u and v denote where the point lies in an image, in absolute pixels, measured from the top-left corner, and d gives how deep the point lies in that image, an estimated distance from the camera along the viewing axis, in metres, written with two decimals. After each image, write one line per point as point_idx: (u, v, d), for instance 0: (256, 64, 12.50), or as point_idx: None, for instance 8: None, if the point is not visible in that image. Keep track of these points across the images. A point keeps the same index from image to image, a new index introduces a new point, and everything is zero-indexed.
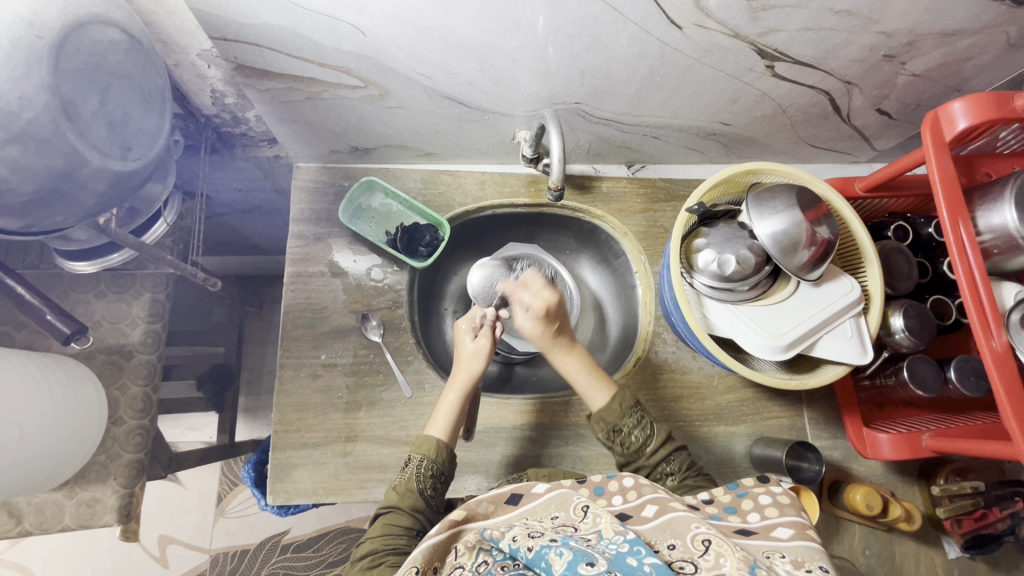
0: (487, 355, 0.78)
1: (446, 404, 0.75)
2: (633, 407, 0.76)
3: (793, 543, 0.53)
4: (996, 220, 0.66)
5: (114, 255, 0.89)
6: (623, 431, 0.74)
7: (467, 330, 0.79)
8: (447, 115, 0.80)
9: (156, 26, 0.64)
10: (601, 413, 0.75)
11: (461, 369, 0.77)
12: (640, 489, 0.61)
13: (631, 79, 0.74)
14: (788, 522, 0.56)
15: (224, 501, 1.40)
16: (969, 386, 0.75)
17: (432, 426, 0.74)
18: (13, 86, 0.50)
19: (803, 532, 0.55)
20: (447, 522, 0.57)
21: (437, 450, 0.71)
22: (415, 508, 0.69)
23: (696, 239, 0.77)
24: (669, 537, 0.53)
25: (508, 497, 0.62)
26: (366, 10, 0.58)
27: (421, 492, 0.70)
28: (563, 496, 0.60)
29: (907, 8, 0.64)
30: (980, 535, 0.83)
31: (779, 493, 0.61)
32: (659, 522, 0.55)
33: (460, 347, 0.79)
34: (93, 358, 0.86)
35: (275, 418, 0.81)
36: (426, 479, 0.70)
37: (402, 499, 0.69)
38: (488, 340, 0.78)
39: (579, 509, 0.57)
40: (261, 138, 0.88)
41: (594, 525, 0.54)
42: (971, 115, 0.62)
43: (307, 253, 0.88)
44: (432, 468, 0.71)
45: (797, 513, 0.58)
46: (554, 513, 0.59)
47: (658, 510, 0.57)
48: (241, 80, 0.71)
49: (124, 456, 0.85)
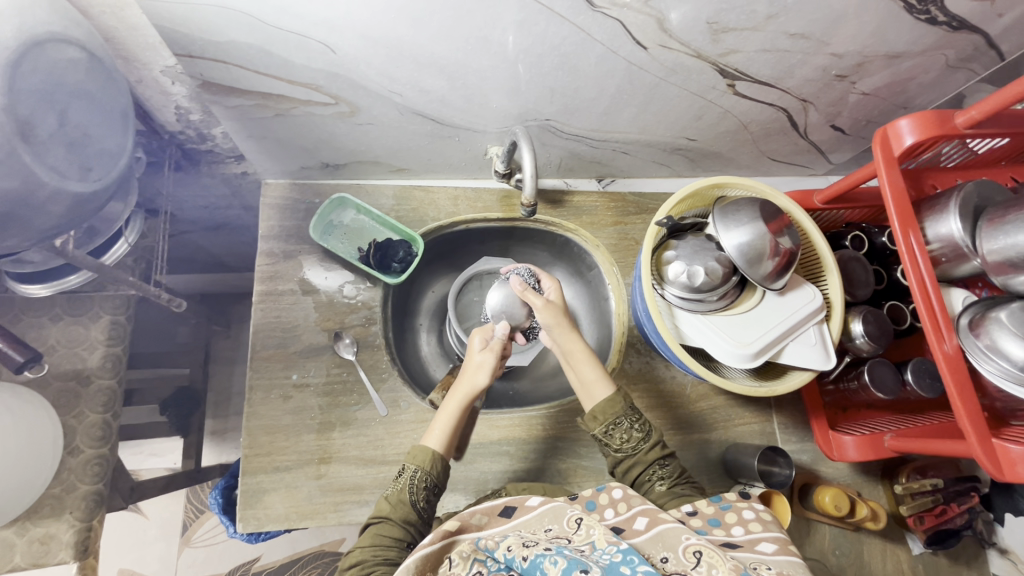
0: (493, 369, 0.76)
1: (446, 413, 0.74)
2: (631, 407, 0.75)
3: (778, 557, 0.54)
4: (943, 230, 0.69)
5: (72, 276, 0.81)
6: (620, 426, 0.74)
7: (477, 340, 0.79)
8: (419, 131, 0.80)
9: (116, 42, 0.62)
10: (594, 410, 0.75)
11: (463, 379, 0.76)
12: (629, 500, 0.62)
13: (600, 97, 0.76)
14: (772, 538, 0.57)
15: (189, 530, 1.34)
16: (925, 388, 0.79)
17: (428, 436, 0.73)
18: None
19: (786, 547, 0.56)
20: (441, 532, 0.57)
21: (432, 462, 0.70)
22: (406, 519, 0.67)
23: (666, 251, 0.79)
24: (662, 550, 0.54)
25: (502, 510, 0.62)
26: (336, 28, 0.58)
27: (413, 504, 0.68)
28: (557, 508, 0.60)
29: (855, 32, 0.68)
30: (940, 531, 0.87)
31: (762, 510, 0.62)
32: (652, 534, 0.57)
33: (468, 357, 0.78)
34: (47, 386, 0.82)
35: (245, 442, 0.79)
36: (419, 491, 0.69)
37: (393, 510, 0.67)
38: (494, 357, 0.77)
39: (572, 522, 0.58)
40: (228, 155, 0.86)
41: (588, 536, 0.55)
42: (916, 132, 0.65)
43: (277, 270, 0.86)
44: (426, 480, 0.69)
45: (780, 529, 0.60)
46: (548, 525, 0.59)
47: (649, 522, 0.58)
48: (207, 97, 0.70)
49: (81, 487, 0.81)
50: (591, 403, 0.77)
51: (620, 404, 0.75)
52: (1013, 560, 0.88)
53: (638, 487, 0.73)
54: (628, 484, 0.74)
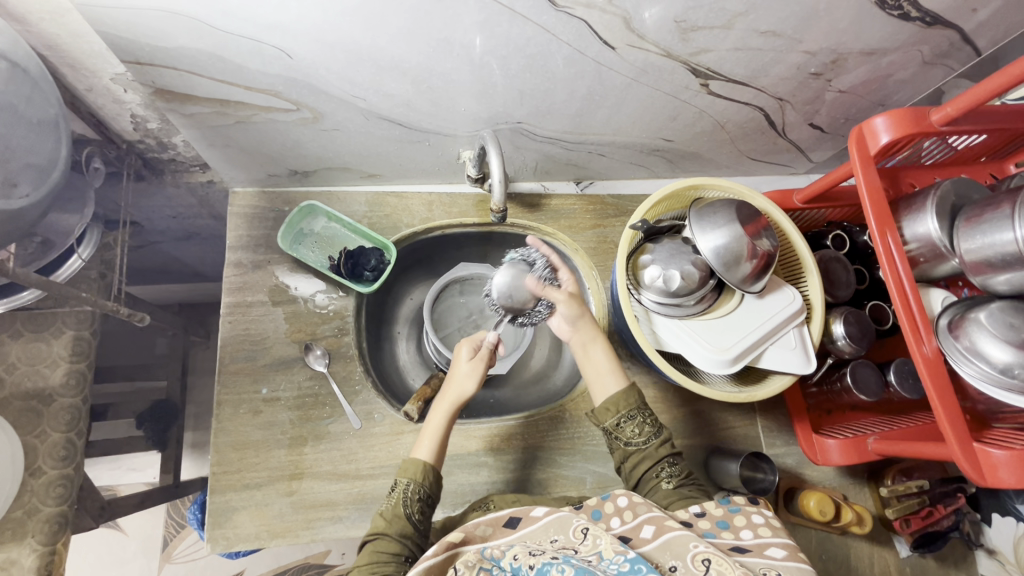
0: (480, 378, 0.75)
1: (433, 424, 0.73)
2: (644, 404, 0.75)
3: (786, 563, 0.52)
4: (920, 229, 0.68)
5: (25, 293, 0.77)
6: (633, 420, 0.73)
7: (463, 349, 0.77)
8: (388, 136, 0.78)
9: (61, 50, 0.59)
10: (607, 402, 0.74)
11: (450, 386, 0.75)
12: (635, 508, 0.60)
13: (571, 98, 0.74)
14: (781, 543, 0.55)
15: (169, 547, 1.32)
16: (908, 388, 0.78)
17: (418, 447, 0.71)
18: None
19: (795, 554, 0.54)
20: (445, 543, 0.56)
21: (425, 473, 0.69)
22: (404, 534, 0.65)
23: (642, 255, 0.77)
24: (670, 558, 0.53)
25: (506, 521, 0.60)
26: (289, 32, 0.56)
27: (409, 517, 0.66)
28: (562, 519, 0.59)
29: (828, 29, 0.67)
30: (927, 533, 0.85)
31: (771, 516, 0.60)
32: (659, 542, 0.55)
33: (455, 365, 0.77)
34: (7, 406, 0.79)
35: (213, 459, 0.76)
36: (413, 503, 0.67)
37: (391, 525, 0.65)
38: (483, 364, 0.76)
39: (579, 531, 0.56)
40: (192, 163, 0.84)
41: (594, 546, 0.53)
42: (892, 129, 0.64)
43: (245, 281, 0.84)
44: (420, 491, 0.68)
45: (790, 537, 0.57)
46: (554, 536, 0.57)
47: (656, 530, 0.56)
48: (163, 106, 0.67)
49: (44, 510, 0.78)
50: (604, 395, 0.76)
51: (636, 398, 0.74)
52: (1000, 560, 0.87)
53: (643, 485, 0.71)
54: (633, 482, 0.71)
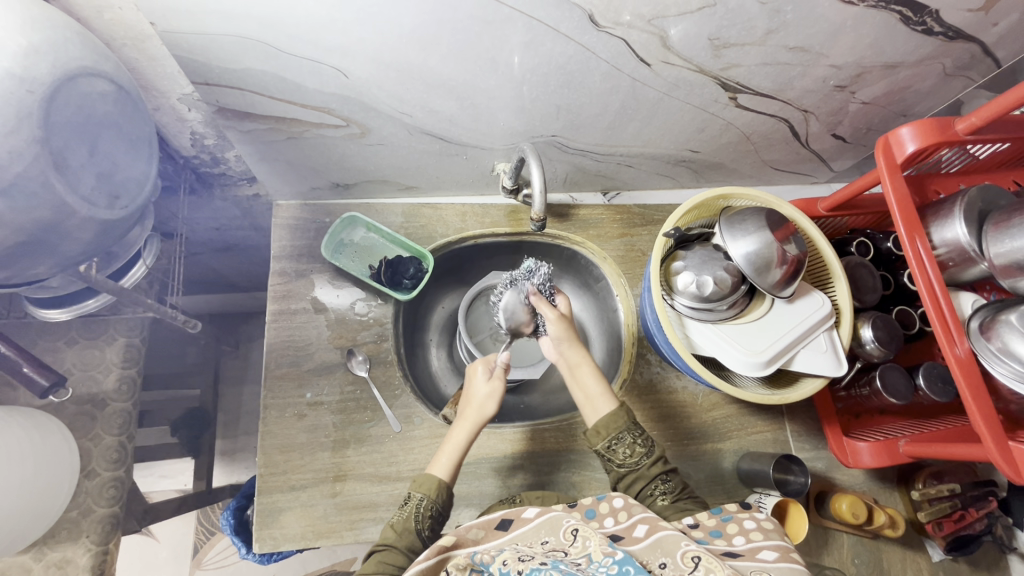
0: (500, 398, 0.77)
1: (453, 442, 0.74)
2: (634, 423, 0.75)
3: (778, 565, 0.54)
4: (949, 234, 0.70)
5: (90, 301, 0.82)
6: (623, 442, 0.73)
7: (478, 369, 0.80)
8: (427, 149, 0.82)
9: (138, 73, 0.65)
10: (598, 425, 0.74)
11: (470, 407, 0.77)
12: (629, 508, 0.61)
13: (604, 113, 0.78)
14: (772, 545, 0.57)
15: (201, 553, 1.33)
16: (937, 392, 0.79)
17: (435, 465, 0.73)
18: (3, 141, 0.50)
19: (786, 555, 0.56)
20: (436, 548, 0.57)
21: (439, 489, 0.71)
22: (411, 548, 0.67)
23: (674, 261, 0.79)
24: (661, 556, 0.55)
25: (498, 523, 0.62)
26: (349, 53, 0.59)
27: (418, 532, 0.68)
28: (554, 518, 0.60)
29: (853, 44, 0.70)
30: (960, 537, 0.85)
31: (763, 518, 0.61)
32: (650, 541, 0.57)
33: (472, 386, 0.78)
34: (63, 410, 0.83)
35: (260, 461, 0.79)
36: (424, 519, 0.69)
37: (399, 538, 0.67)
38: (502, 383, 0.78)
39: (568, 533, 0.58)
40: (241, 177, 0.88)
41: (584, 548, 0.55)
42: (918, 139, 0.66)
43: (289, 289, 0.87)
44: (432, 507, 0.69)
45: (780, 537, 0.59)
46: (545, 537, 0.59)
47: (649, 528, 0.58)
48: (222, 123, 0.71)
49: (98, 511, 0.81)
50: (594, 418, 0.75)
51: (624, 420, 0.73)
52: None
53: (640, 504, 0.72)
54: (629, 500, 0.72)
